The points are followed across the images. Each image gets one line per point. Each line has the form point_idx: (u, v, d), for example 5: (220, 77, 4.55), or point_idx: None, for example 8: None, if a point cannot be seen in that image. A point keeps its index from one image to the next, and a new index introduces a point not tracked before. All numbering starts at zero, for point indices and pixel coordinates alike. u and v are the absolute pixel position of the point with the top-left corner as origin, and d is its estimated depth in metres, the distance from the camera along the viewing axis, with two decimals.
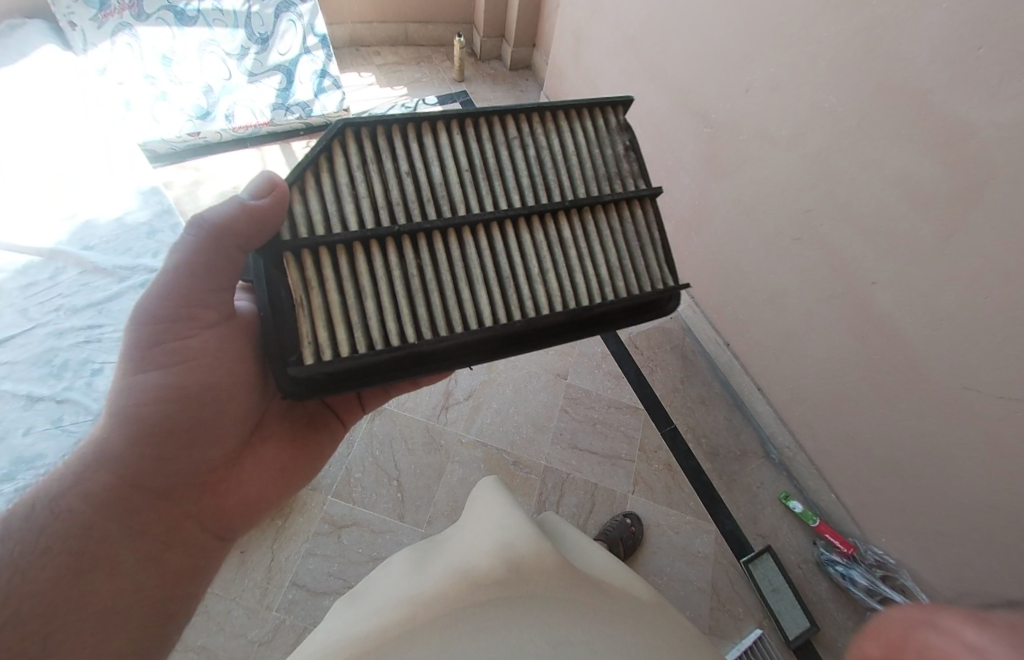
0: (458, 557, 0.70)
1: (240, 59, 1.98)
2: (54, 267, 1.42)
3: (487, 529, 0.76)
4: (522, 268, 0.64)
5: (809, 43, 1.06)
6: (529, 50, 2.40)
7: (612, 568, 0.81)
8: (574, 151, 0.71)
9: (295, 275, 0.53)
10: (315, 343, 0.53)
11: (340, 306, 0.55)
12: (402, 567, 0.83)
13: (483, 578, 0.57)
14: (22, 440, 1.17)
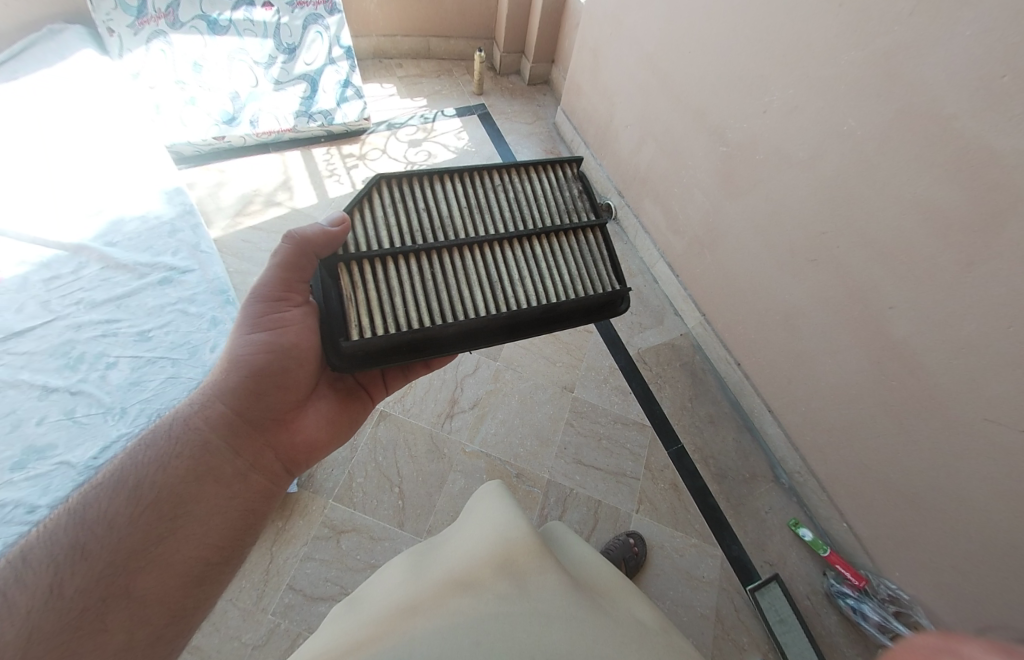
0: (456, 566, 0.68)
1: (268, 68, 2.03)
2: (78, 262, 1.46)
3: (488, 538, 0.74)
4: (518, 277, 0.74)
5: (829, 66, 1.06)
6: (548, 65, 2.43)
7: (616, 588, 0.79)
8: (556, 186, 0.84)
9: (345, 282, 0.65)
10: (356, 332, 0.63)
11: (372, 304, 0.65)
12: (400, 573, 0.81)
13: (483, 590, 0.55)
14: (35, 429, 1.19)
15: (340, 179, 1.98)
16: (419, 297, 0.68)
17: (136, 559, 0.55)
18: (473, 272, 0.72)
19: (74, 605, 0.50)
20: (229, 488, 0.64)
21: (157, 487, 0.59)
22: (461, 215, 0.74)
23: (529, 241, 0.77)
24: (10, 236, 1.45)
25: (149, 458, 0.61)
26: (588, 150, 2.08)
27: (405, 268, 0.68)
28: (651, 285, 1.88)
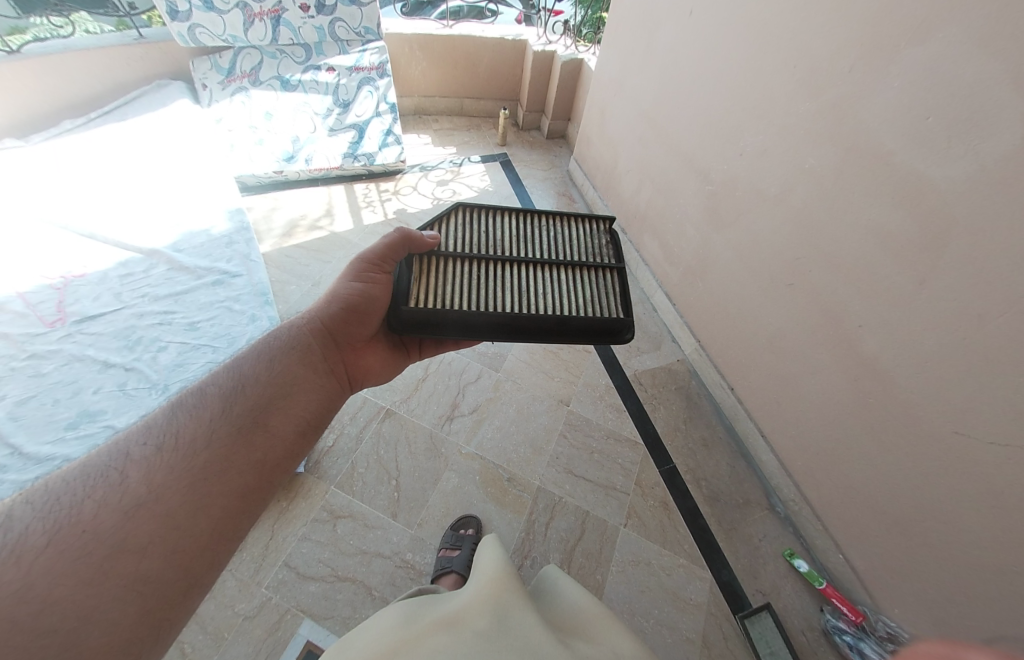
0: (448, 613, 0.78)
1: (325, 118, 2.39)
2: (149, 263, 1.73)
3: (478, 592, 0.84)
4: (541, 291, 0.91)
5: (789, 116, 1.23)
6: (565, 122, 2.75)
7: (586, 609, 0.89)
8: (588, 235, 1.02)
9: (419, 271, 0.89)
10: (413, 301, 0.86)
11: (430, 292, 0.88)
12: (398, 612, 0.89)
13: (468, 631, 0.68)
14: (91, 397, 1.38)
15: (374, 209, 2.26)
16: (472, 293, 0.89)
17: (190, 463, 0.65)
18: (510, 282, 0.91)
19: (149, 474, 0.62)
20: (283, 446, 0.74)
21: (215, 437, 0.69)
22: (507, 240, 0.97)
23: (556, 268, 0.95)
24: (98, 240, 1.74)
25: (208, 409, 0.72)
26: (596, 192, 2.30)
27: (463, 271, 0.91)
28: (650, 313, 2.00)
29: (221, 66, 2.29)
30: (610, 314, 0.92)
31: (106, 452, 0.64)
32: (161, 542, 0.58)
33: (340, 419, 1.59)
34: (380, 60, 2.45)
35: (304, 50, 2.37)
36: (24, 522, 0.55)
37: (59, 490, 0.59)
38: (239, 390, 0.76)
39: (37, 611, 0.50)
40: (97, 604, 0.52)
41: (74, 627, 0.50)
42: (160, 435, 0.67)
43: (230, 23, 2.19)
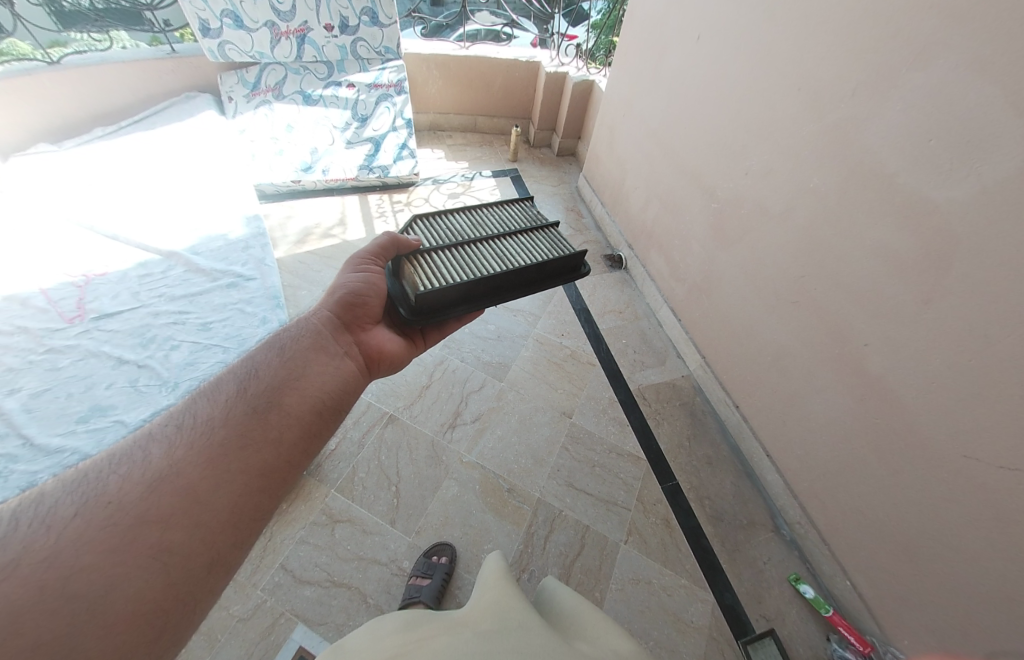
0: (455, 619, 0.79)
1: (343, 131, 2.48)
2: (167, 264, 1.78)
3: (487, 600, 0.85)
4: (511, 248, 1.08)
5: (793, 137, 1.25)
6: (576, 141, 2.81)
7: (576, 609, 0.91)
8: (528, 212, 1.23)
9: (414, 266, 0.98)
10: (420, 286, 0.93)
11: (430, 275, 0.96)
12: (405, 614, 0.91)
13: (469, 633, 0.69)
14: (103, 391, 1.42)
15: (386, 220, 2.31)
16: (462, 266, 0.99)
17: (213, 440, 0.68)
18: (490, 250, 1.06)
19: (174, 451, 0.65)
20: (300, 425, 0.75)
21: (231, 417, 0.71)
22: (471, 228, 1.13)
23: (514, 233, 1.13)
24: (121, 241, 1.81)
25: (224, 392, 0.75)
26: (604, 209, 2.34)
27: (449, 254, 1.02)
28: (655, 329, 2.00)
29: (247, 80, 2.40)
30: (569, 250, 1.11)
31: (131, 434, 0.68)
32: (184, 516, 0.61)
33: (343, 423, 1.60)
34: (398, 78, 2.54)
35: (326, 67, 2.47)
36: (54, 496, 0.59)
37: (86, 470, 0.62)
38: (252, 375, 0.79)
39: (66, 578, 0.53)
40: (124, 572, 0.55)
41: (103, 590, 0.53)
42: (180, 417, 0.71)
43: (258, 41, 2.29)
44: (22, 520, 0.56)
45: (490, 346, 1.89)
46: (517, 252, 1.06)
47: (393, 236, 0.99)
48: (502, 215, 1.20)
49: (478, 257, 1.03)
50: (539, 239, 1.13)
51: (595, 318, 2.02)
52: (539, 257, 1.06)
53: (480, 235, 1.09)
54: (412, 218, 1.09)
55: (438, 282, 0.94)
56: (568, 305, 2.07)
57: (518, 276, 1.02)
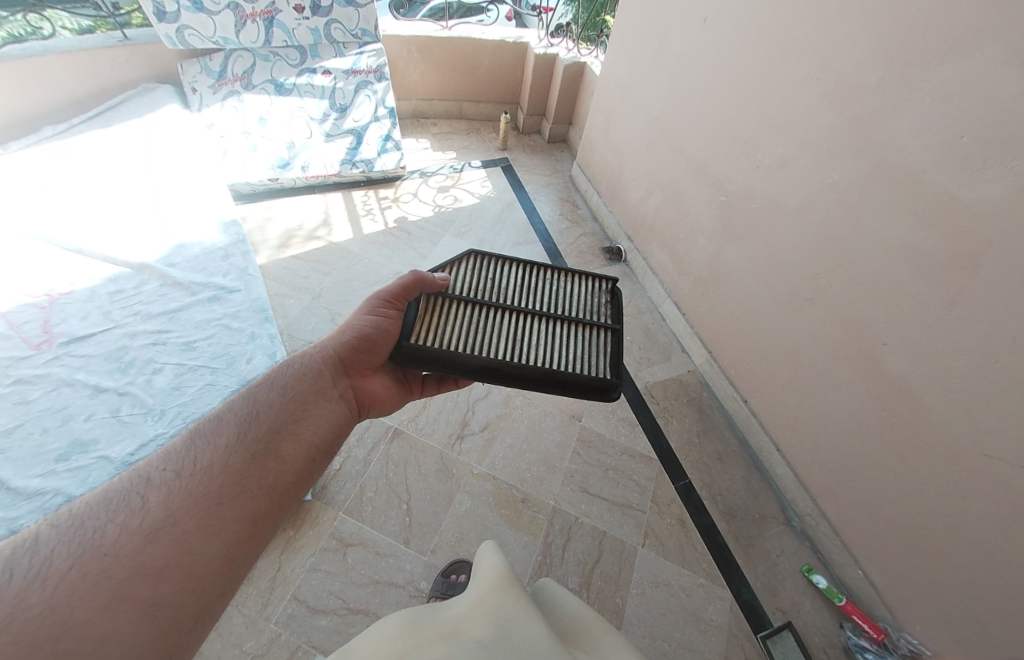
0: (454, 628, 0.69)
1: (321, 123, 2.32)
2: (140, 278, 1.65)
3: (482, 606, 0.74)
4: (537, 341, 0.86)
5: (811, 129, 1.20)
6: (566, 126, 2.71)
7: (580, 613, 0.88)
8: (590, 294, 0.97)
9: (427, 308, 0.88)
10: (416, 337, 0.85)
11: (434, 329, 0.86)
12: (396, 622, 0.83)
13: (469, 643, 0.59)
14: (82, 424, 1.31)
15: (374, 218, 2.20)
16: (470, 331, 0.86)
17: (210, 486, 0.62)
18: (512, 329, 0.87)
19: (172, 497, 0.59)
20: (294, 470, 0.69)
21: (230, 462, 0.65)
22: (516, 289, 0.93)
23: (554, 318, 0.90)
24: (85, 254, 1.66)
25: (222, 434, 0.69)
26: (600, 199, 2.29)
27: (468, 311, 0.88)
28: (659, 323, 1.97)
29: (211, 69, 2.20)
30: (597, 368, 0.85)
31: (123, 477, 0.61)
32: (177, 567, 0.55)
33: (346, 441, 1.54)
34: (377, 63, 2.37)
35: (298, 53, 2.29)
36: (48, 545, 0.53)
37: (77, 516, 0.56)
38: (252, 415, 0.72)
39: (58, 635, 0.47)
40: (119, 627, 0.49)
41: (95, 646, 0.47)
42: (178, 460, 0.64)
43: (222, 25, 2.09)
44: (10, 572, 0.50)
45: None
46: (536, 350, 0.85)
47: (415, 275, 0.86)
48: (560, 295, 0.94)
49: (495, 330, 0.87)
50: (576, 343, 0.88)
51: None
52: (559, 367, 0.84)
53: (519, 312, 0.89)
54: (467, 256, 0.95)
55: (431, 338, 0.85)
56: None
57: (518, 377, 0.83)
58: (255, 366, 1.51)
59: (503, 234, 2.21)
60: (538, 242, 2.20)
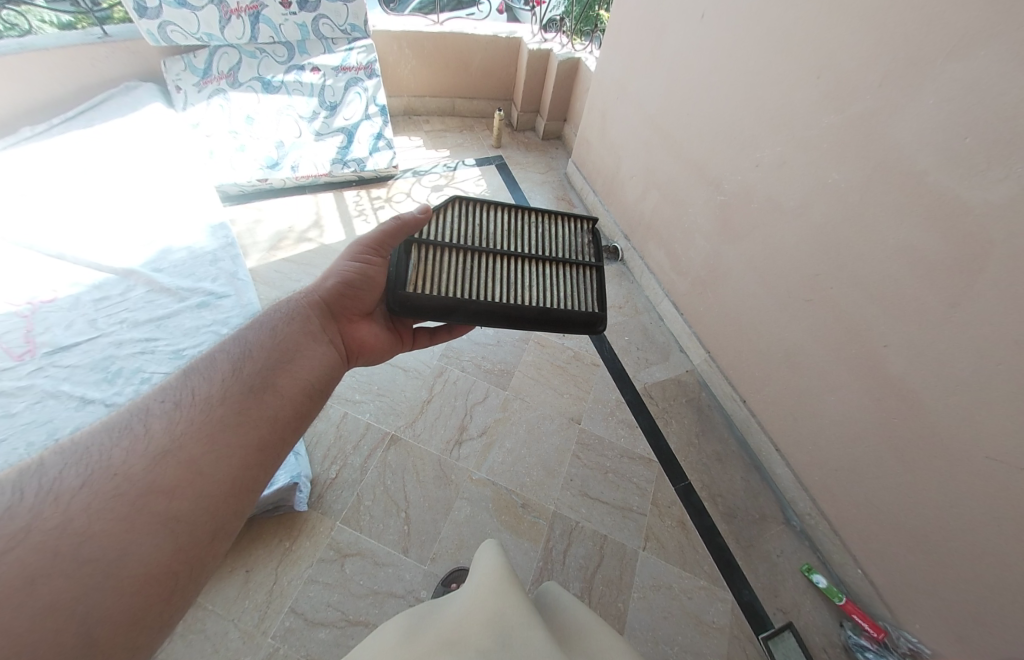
0: (451, 632, 0.63)
1: (311, 121, 2.26)
2: (126, 284, 1.60)
3: (480, 609, 0.68)
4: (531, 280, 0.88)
5: (812, 128, 1.18)
6: (561, 123, 2.68)
7: (571, 608, 0.86)
8: (569, 232, 0.98)
9: (415, 255, 0.84)
10: (412, 286, 0.81)
11: (428, 273, 0.83)
12: (388, 631, 0.76)
13: (468, 651, 0.53)
14: (68, 438, 1.27)
15: (367, 218, 2.16)
16: (466, 275, 0.85)
17: (211, 415, 0.60)
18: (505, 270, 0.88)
19: (174, 425, 0.58)
20: (294, 403, 0.67)
21: (230, 393, 0.63)
22: (499, 233, 0.93)
23: (541, 260, 0.91)
24: (68, 260, 1.61)
25: (218, 370, 0.66)
26: (596, 197, 2.27)
27: (459, 254, 0.86)
28: (657, 323, 1.96)
29: (196, 66, 2.14)
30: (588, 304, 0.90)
31: (124, 412, 0.59)
32: (184, 486, 0.53)
33: (342, 448, 1.51)
34: (367, 60, 2.33)
35: (286, 49, 2.24)
36: (55, 468, 0.51)
37: (77, 448, 0.54)
38: (245, 354, 0.70)
39: (79, 543, 0.46)
40: (137, 544, 0.48)
41: (118, 554, 0.47)
42: (177, 394, 0.62)
43: (206, 20, 2.04)
44: (21, 492, 0.48)
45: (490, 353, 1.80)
46: (532, 287, 0.87)
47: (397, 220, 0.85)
48: (541, 238, 0.95)
49: (489, 271, 0.87)
50: (565, 283, 0.91)
51: None
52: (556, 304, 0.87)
53: (507, 252, 0.89)
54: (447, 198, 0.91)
55: (427, 285, 0.82)
56: None
57: (518, 318, 0.85)
58: None
59: None
60: None
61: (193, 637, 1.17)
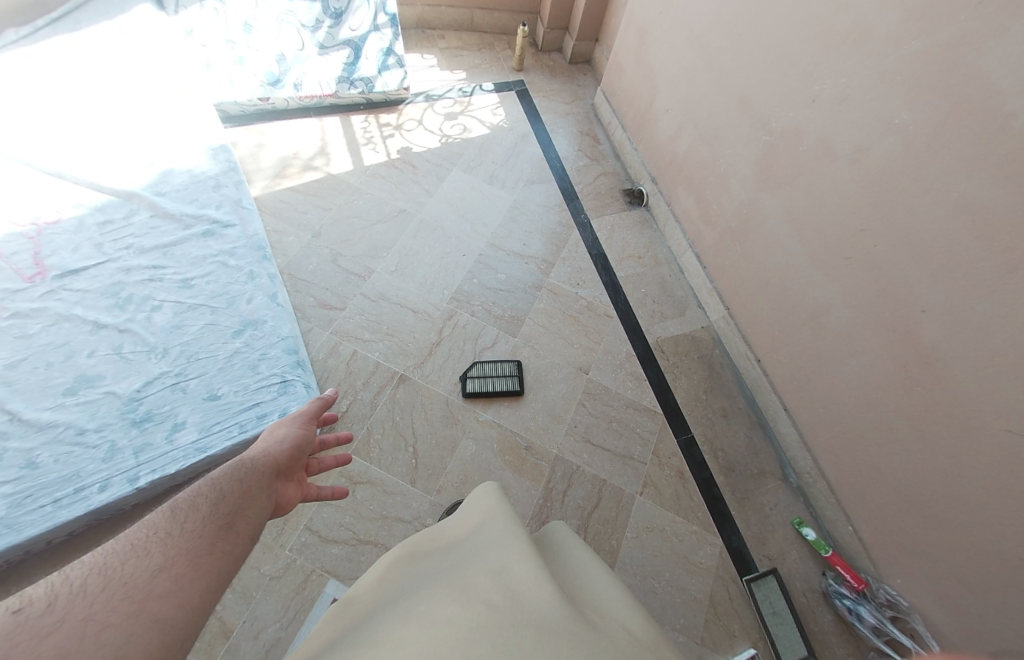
0: (451, 567, 0.62)
1: (314, 31, 2.06)
2: (129, 208, 1.56)
3: (482, 550, 0.63)
4: None
5: (886, 56, 1.03)
6: (591, 44, 2.41)
7: (560, 539, 0.88)
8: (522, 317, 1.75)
9: None
10: None
11: None
12: (387, 575, 0.73)
13: (473, 599, 0.48)
14: (86, 360, 1.30)
15: (376, 147, 2.03)
16: None
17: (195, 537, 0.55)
18: None
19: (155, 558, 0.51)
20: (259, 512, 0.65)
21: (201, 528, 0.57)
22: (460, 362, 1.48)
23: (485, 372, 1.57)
24: (68, 179, 1.56)
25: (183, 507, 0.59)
26: (624, 133, 2.09)
27: None
28: (676, 276, 1.88)
29: None
30: None
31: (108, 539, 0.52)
32: (225, 542, 0.57)
33: (352, 383, 1.53)
34: None
35: None
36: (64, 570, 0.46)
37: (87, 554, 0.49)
38: (207, 493, 0.62)
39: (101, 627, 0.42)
40: (184, 594, 0.49)
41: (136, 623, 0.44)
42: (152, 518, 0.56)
43: None
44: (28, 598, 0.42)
45: (502, 297, 1.76)
46: None
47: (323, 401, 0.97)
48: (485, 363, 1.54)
49: None
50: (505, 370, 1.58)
51: (613, 264, 1.88)
52: None
53: None
54: None
55: None
56: (584, 248, 1.90)
57: None
58: (255, 307, 1.47)
59: (516, 170, 2.06)
60: (552, 182, 2.05)
61: None
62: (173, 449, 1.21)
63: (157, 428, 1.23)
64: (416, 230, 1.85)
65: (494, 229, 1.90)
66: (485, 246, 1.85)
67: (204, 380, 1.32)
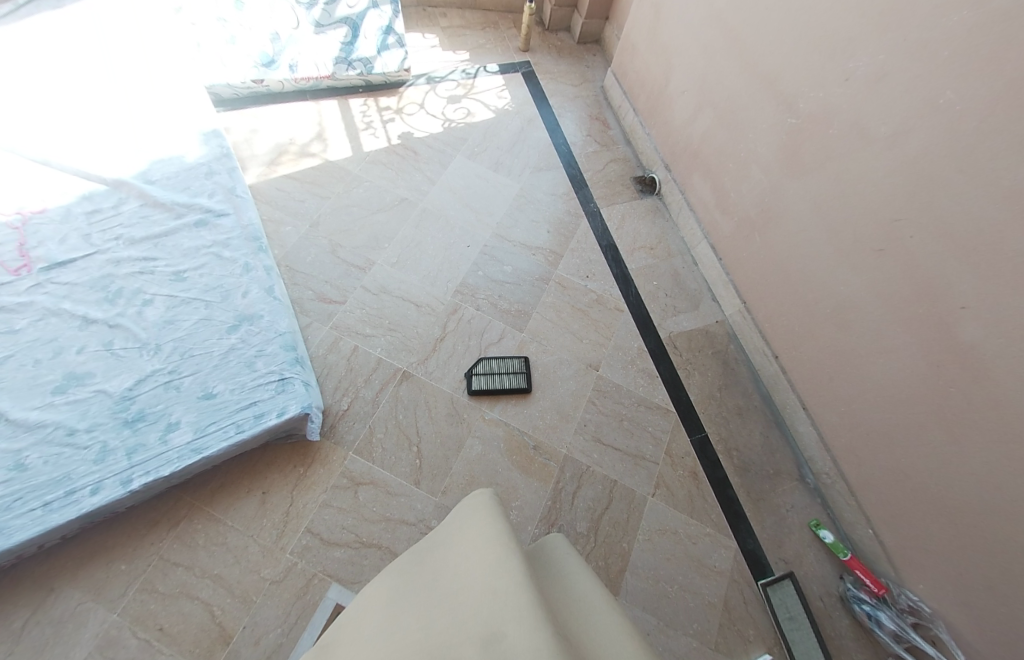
0: (437, 620, 0.58)
1: (309, 9, 2.00)
2: (118, 196, 1.49)
3: (473, 595, 0.59)
4: None
5: (930, 28, 0.94)
6: (601, 22, 2.30)
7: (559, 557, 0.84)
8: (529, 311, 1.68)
9: None
10: None
11: None
12: (373, 624, 0.69)
13: None
14: (75, 357, 1.24)
15: (376, 132, 1.94)
16: None
17: None
18: None
19: None
20: None
21: None
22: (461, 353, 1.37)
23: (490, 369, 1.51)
24: (54, 167, 1.49)
25: None
26: (636, 117, 2.00)
27: None
28: (690, 268, 1.81)
29: None
30: None
31: None
32: None
33: (353, 380, 1.47)
34: None
35: None
36: None
37: None
38: None
39: None
40: None
41: None
42: None
43: None
44: None
45: (507, 290, 1.68)
46: None
47: None
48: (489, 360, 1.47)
49: None
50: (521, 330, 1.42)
51: (623, 256, 1.80)
52: None
53: None
54: None
55: None
56: (593, 239, 1.83)
57: None
58: (251, 301, 1.40)
59: (522, 156, 1.97)
60: (561, 168, 1.96)
61: (215, 548, 1.22)
62: (167, 450, 1.16)
63: (150, 428, 1.18)
64: (418, 220, 1.77)
65: (500, 218, 1.82)
66: (491, 236, 1.78)
67: (199, 378, 1.27)
